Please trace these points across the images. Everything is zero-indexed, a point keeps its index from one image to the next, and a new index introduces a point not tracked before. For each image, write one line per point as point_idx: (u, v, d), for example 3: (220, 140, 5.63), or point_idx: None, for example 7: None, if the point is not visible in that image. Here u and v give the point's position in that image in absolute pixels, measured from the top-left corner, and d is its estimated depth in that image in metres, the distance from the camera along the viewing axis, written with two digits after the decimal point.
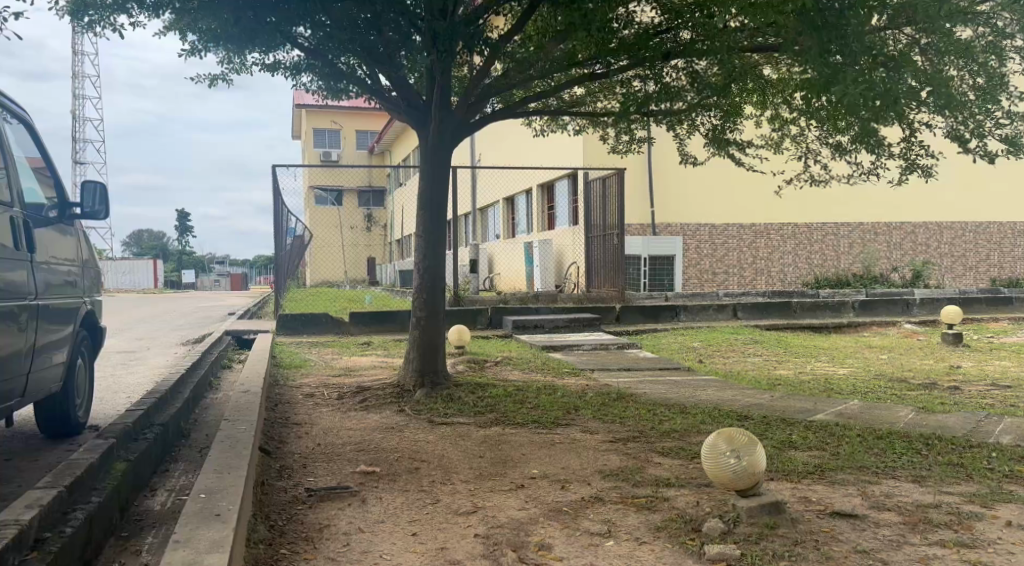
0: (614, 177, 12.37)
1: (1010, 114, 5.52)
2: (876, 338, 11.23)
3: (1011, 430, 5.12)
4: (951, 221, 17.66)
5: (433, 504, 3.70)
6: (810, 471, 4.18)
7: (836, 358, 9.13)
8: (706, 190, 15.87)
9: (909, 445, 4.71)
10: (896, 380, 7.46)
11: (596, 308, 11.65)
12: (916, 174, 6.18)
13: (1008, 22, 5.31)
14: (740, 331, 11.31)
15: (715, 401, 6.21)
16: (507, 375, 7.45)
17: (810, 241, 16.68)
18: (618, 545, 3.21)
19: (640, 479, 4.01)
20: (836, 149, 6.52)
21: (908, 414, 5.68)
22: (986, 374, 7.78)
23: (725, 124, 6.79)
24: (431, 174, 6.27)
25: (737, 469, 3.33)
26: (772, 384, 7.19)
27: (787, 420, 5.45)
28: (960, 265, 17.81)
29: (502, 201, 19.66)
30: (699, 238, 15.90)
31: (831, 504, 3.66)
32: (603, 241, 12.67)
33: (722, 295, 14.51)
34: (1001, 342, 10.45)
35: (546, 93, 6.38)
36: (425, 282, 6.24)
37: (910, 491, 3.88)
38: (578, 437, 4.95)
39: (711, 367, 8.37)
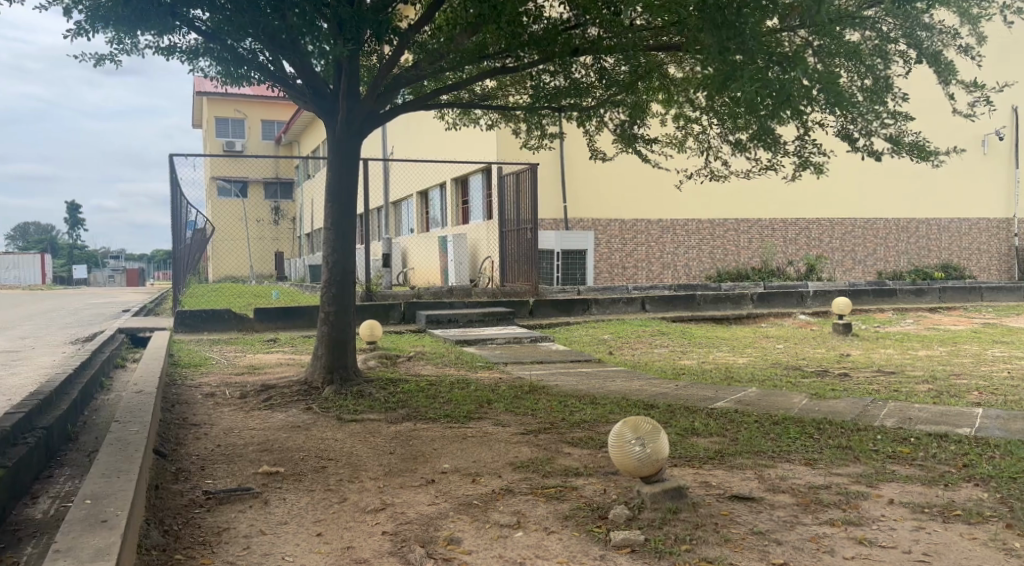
0: (527, 172, 12.43)
1: (894, 114, 5.84)
2: (773, 328, 11.72)
3: (893, 413, 5.44)
4: (843, 218, 18.63)
5: (339, 503, 3.62)
6: (710, 457, 4.32)
7: (736, 348, 9.50)
8: (617, 186, 16.15)
9: (802, 430, 4.94)
10: (791, 368, 7.81)
11: (510, 302, 11.67)
12: (808, 171, 6.45)
13: (891, 27, 5.70)
14: (647, 324, 11.54)
15: (624, 391, 6.34)
16: (419, 370, 7.38)
17: (713, 236, 17.27)
18: (526, 535, 3.22)
19: (550, 469, 4.04)
20: (737, 146, 6.70)
21: (802, 400, 5.96)
22: (873, 361, 8.25)
23: (633, 122, 6.90)
24: (338, 167, 6.12)
25: (641, 456, 3.40)
26: (678, 374, 7.41)
27: (691, 408, 5.61)
28: (850, 258, 18.78)
29: (415, 195, 19.44)
30: (610, 232, 16.20)
31: (730, 488, 3.79)
32: (518, 235, 12.72)
33: (631, 289, 14.86)
34: (885, 331, 11.09)
35: (457, 85, 6.31)
36: (334, 275, 6.10)
37: (804, 473, 4.06)
38: (490, 430, 4.95)
39: (621, 358, 8.54)
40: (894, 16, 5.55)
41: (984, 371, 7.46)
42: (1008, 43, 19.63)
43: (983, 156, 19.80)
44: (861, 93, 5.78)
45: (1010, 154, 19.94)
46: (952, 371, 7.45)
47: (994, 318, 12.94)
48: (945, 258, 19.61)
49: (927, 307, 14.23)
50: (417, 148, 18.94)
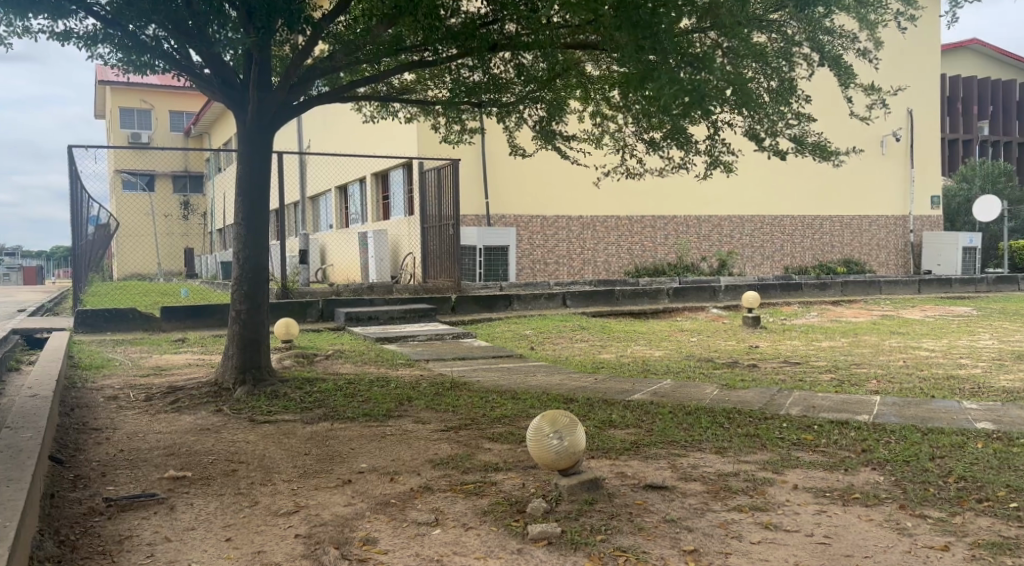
0: (449, 167, 12.37)
1: (798, 114, 6.09)
2: (688, 322, 12.05)
3: (798, 402, 5.68)
4: (753, 214, 19.30)
5: (251, 506, 3.51)
6: (626, 447, 4.40)
7: (653, 341, 9.72)
8: (538, 182, 16.26)
9: (714, 419, 5.09)
10: (704, 360, 8.05)
11: (432, 299, 11.58)
12: (719, 169, 6.62)
13: (795, 31, 5.92)
14: (568, 319, 11.67)
15: (544, 386, 6.38)
16: (337, 368, 7.25)
17: (632, 232, 17.60)
18: (444, 532, 3.20)
19: (470, 465, 4.04)
20: (651, 144, 6.83)
21: (713, 390, 6.15)
22: (780, 352, 8.59)
23: (551, 118, 6.95)
24: (249, 160, 5.93)
25: (559, 450, 3.43)
26: (597, 368, 7.52)
27: (609, 401, 5.70)
28: (759, 254, 19.48)
29: (334, 190, 19.07)
30: (532, 228, 16.33)
31: (644, 478, 3.88)
32: (440, 230, 12.65)
33: (553, 285, 15.01)
34: (791, 323, 11.56)
35: (373, 78, 6.19)
36: (246, 273, 5.91)
37: (714, 462, 4.19)
38: (409, 428, 4.90)
39: (542, 353, 8.60)
40: (797, 19, 5.75)
41: (882, 360, 7.87)
42: (903, 50, 20.76)
43: (882, 157, 20.86)
44: (767, 94, 6.00)
45: (906, 155, 21.10)
46: (851, 361, 7.82)
47: (891, 310, 13.67)
48: (848, 253, 20.59)
49: (830, 300, 14.91)
50: (335, 141, 18.58)
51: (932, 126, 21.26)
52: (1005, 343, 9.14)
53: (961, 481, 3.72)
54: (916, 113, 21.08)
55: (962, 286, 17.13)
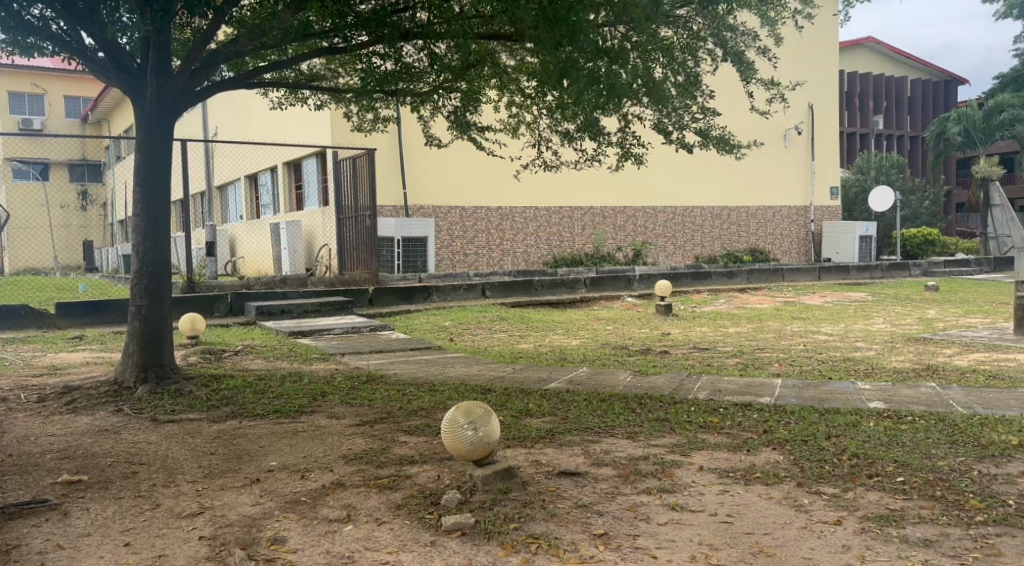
0: (364, 157, 12.16)
1: (703, 109, 6.28)
2: (605, 311, 12.29)
3: (706, 386, 5.87)
4: (665, 205, 19.80)
5: (152, 509, 3.39)
6: (542, 436, 4.45)
7: (570, 330, 9.86)
8: (455, 172, 16.20)
9: (625, 405, 5.21)
10: (619, 348, 8.21)
11: (348, 290, 11.38)
12: (631, 161, 6.73)
13: (701, 27, 6.10)
14: (487, 310, 11.69)
15: (461, 377, 6.38)
16: (247, 364, 7.05)
17: (550, 223, 17.77)
18: (356, 528, 3.16)
19: (384, 459, 3.99)
20: (565, 136, 6.87)
21: (627, 377, 6.31)
22: (690, 338, 8.86)
23: (466, 108, 6.90)
24: (148, 149, 5.67)
25: (474, 440, 3.44)
26: (515, 358, 7.56)
27: (526, 391, 5.75)
28: (672, 244, 19.98)
29: (243, 180, 18.47)
30: (451, 219, 16.27)
31: (558, 465, 3.93)
32: (356, 222, 12.46)
33: (472, 276, 15.02)
34: (701, 311, 11.95)
35: (280, 64, 6.00)
36: (147, 267, 5.66)
37: (625, 446, 4.28)
38: (322, 424, 4.81)
39: (460, 345, 8.59)
40: (702, 15, 5.95)
41: (784, 345, 8.22)
42: (803, 48, 21.65)
43: (785, 149, 21.75)
44: (673, 88, 6.12)
45: (807, 147, 22.06)
46: (756, 346, 8.14)
47: (793, 296, 14.31)
48: (754, 243, 21.40)
49: (737, 287, 15.47)
50: (244, 129, 17.99)
51: (830, 121, 22.30)
52: (896, 326, 9.73)
53: (853, 458, 3.92)
54: (817, 107, 22.05)
55: (858, 273, 18.05)
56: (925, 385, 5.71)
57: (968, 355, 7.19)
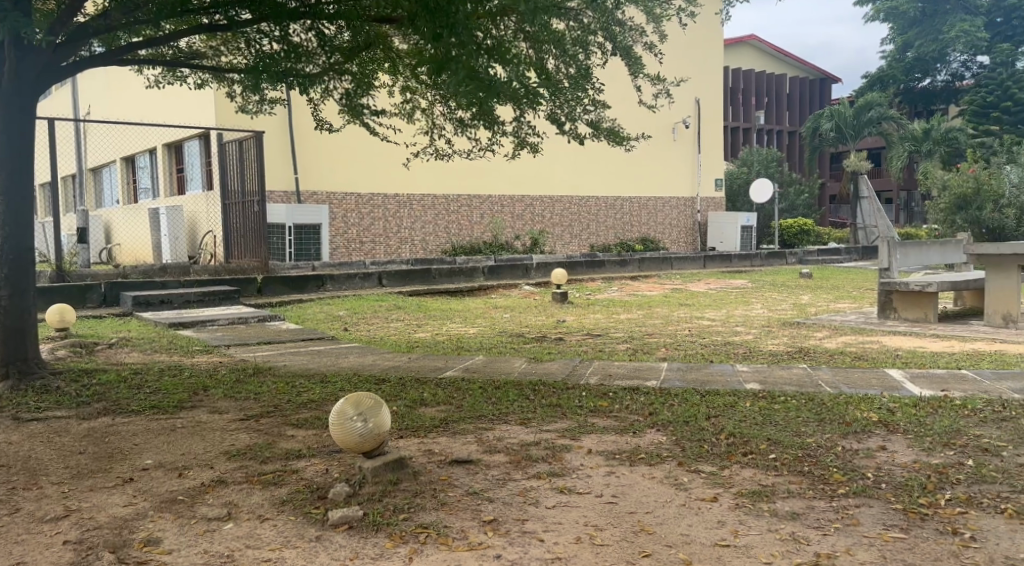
0: (251, 140, 11.73)
1: (594, 101, 6.35)
2: (501, 299, 12.36)
3: (597, 370, 6.02)
4: (561, 194, 20.08)
5: (11, 514, 3.16)
6: (435, 425, 4.43)
7: (467, 318, 9.88)
8: (349, 157, 15.87)
9: (519, 392, 5.27)
10: (515, 335, 8.29)
11: (235, 279, 10.95)
12: (525, 150, 6.74)
13: (591, 21, 6.16)
14: (383, 298, 11.55)
15: (355, 366, 6.27)
16: (123, 358, 6.68)
17: (447, 210, 17.70)
18: (237, 526, 3.06)
19: (269, 454, 3.87)
20: (460, 125, 6.82)
21: (522, 364, 6.37)
22: (584, 325, 9.06)
23: (357, 92, 6.74)
24: (5, 127, 5.25)
25: (364, 432, 3.37)
26: (412, 347, 7.50)
27: (421, 380, 5.70)
28: (568, 233, 20.33)
29: (119, 161, 17.42)
30: (345, 206, 15.93)
31: (450, 453, 3.92)
32: (242, 207, 12.00)
33: (368, 264, 14.80)
34: (594, 298, 12.20)
35: (156, 41, 5.67)
36: (7, 254, 5.24)
37: (517, 433, 4.32)
38: (203, 419, 4.62)
39: (354, 334, 8.43)
40: (592, 9, 5.99)
41: (671, 330, 8.52)
42: (690, 43, 22.41)
43: (673, 142, 22.49)
44: (565, 80, 6.16)
45: (693, 141, 22.93)
46: (646, 331, 8.42)
47: (680, 283, 14.84)
48: (645, 232, 22.06)
49: (628, 275, 15.90)
50: (118, 109, 16.96)
51: (715, 115, 23.24)
52: (773, 311, 10.28)
53: (731, 437, 4.10)
54: (703, 101, 22.87)
55: (740, 262, 18.93)
56: (798, 366, 6.06)
57: (837, 337, 7.70)
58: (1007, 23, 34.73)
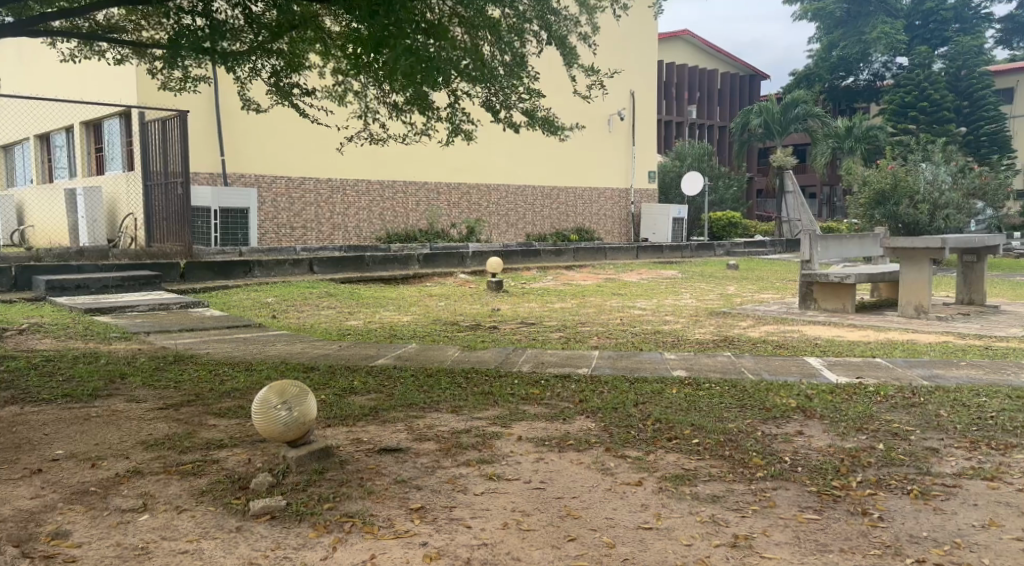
0: (175, 120, 11.32)
1: (529, 90, 6.35)
2: (436, 287, 12.29)
3: (530, 359, 6.05)
4: (497, 183, 20.07)
5: None
6: (364, 414, 4.37)
7: (401, 306, 9.80)
8: (279, 140, 15.51)
9: (452, 380, 5.26)
10: (449, 324, 8.27)
11: (157, 264, 10.57)
12: (460, 137, 6.69)
13: (527, 9, 6.13)
14: (314, 285, 11.34)
15: (283, 355, 6.14)
16: (34, 344, 6.37)
17: (382, 196, 17.48)
18: (152, 518, 2.96)
19: (190, 444, 3.76)
20: (393, 109, 6.71)
21: (455, 352, 6.36)
22: (518, 314, 9.09)
23: (286, 72, 6.57)
24: None
25: (288, 421, 3.31)
26: (343, 335, 7.39)
27: (351, 368, 5.63)
28: (504, 222, 20.35)
29: (32, 139, 16.59)
30: (275, 190, 15.56)
31: (379, 442, 3.88)
32: (164, 189, 11.59)
33: (299, 250, 14.51)
34: (530, 287, 12.23)
35: (69, 12, 5.40)
36: None
37: (448, 421, 4.31)
38: (120, 408, 4.45)
39: (283, 322, 8.25)
40: None
41: (603, 319, 8.62)
42: (626, 36, 22.67)
43: (608, 133, 22.74)
44: (500, 68, 6.14)
45: (627, 133, 23.24)
46: (579, 320, 8.50)
47: (614, 274, 15.03)
48: (580, 223, 22.26)
49: (563, 265, 16.01)
50: (32, 83, 16.14)
51: (649, 107, 23.61)
52: (701, 301, 10.52)
53: (657, 423, 4.18)
54: (637, 93, 23.20)
55: (672, 252, 19.30)
56: (722, 354, 6.22)
57: (761, 327, 7.93)
58: (924, 26, 36.30)
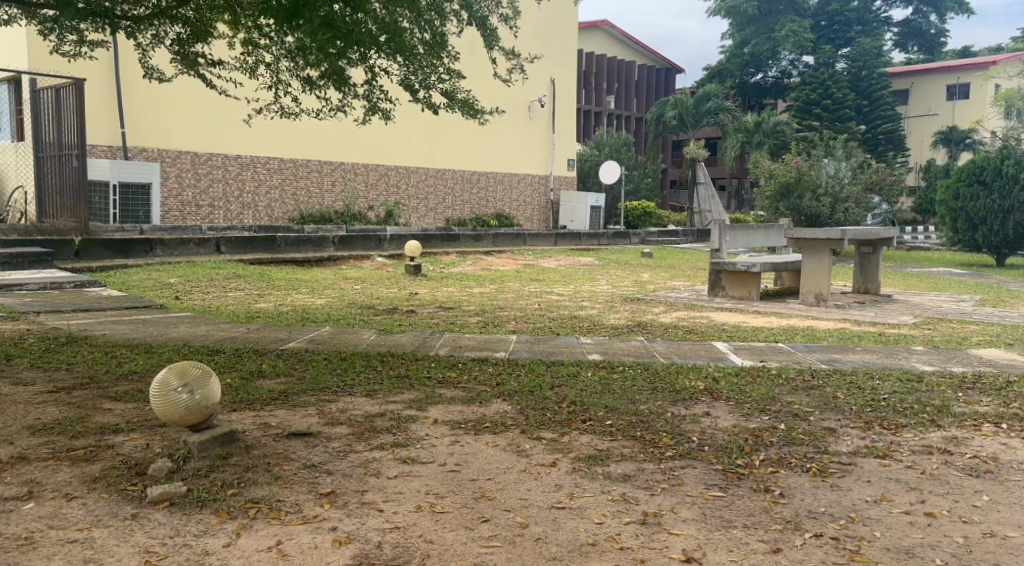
0: (70, 88, 10.66)
1: (449, 69, 6.24)
2: (351, 269, 12.07)
3: (447, 342, 6.01)
4: (417, 166, 19.82)
5: None
6: (273, 398, 4.23)
7: (315, 289, 9.57)
8: (185, 114, 14.88)
9: (366, 363, 5.16)
10: (365, 307, 8.14)
11: (49, 241, 9.97)
12: (377, 116, 6.52)
13: None
14: (222, 266, 10.94)
15: (187, 337, 5.90)
16: None
17: (295, 176, 17.02)
18: (38, 506, 2.79)
19: (82, 429, 3.55)
20: (307, 83, 6.47)
21: (370, 335, 6.25)
22: (436, 298, 9.01)
23: (193, 39, 6.24)
24: None
25: (189, 405, 3.17)
26: (251, 317, 7.16)
27: (259, 351, 5.45)
28: (423, 206, 20.15)
29: None
30: (181, 166, 14.93)
31: (288, 426, 3.77)
32: (57, 161, 10.92)
33: (205, 230, 14.01)
34: (448, 272, 12.15)
35: None
36: None
37: (360, 404, 4.22)
38: (5, 392, 4.16)
39: (188, 303, 7.93)
40: None
41: (521, 304, 8.65)
42: (547, 22, 22.72)
43: (528, 119, 22.79)
44: (419, 47, 6.02)
45: (547, 119, 23.39)
46: (497, 305, 8.49)
47: (532, 259, 15.11)
48: (499, 208, 22.28)
49: (482, 250, 15.99)
50: None
51: (568, 95, 23.79)
52: (616, 287, 10.69)
53: (572, 405, 4.22)
54: (557, 81, 23.36)
55: (589, 239, 19.56)
56: (635, 338, 6.34)
57: (672, 313, 8.12)
58: (829, 26, 37.88)
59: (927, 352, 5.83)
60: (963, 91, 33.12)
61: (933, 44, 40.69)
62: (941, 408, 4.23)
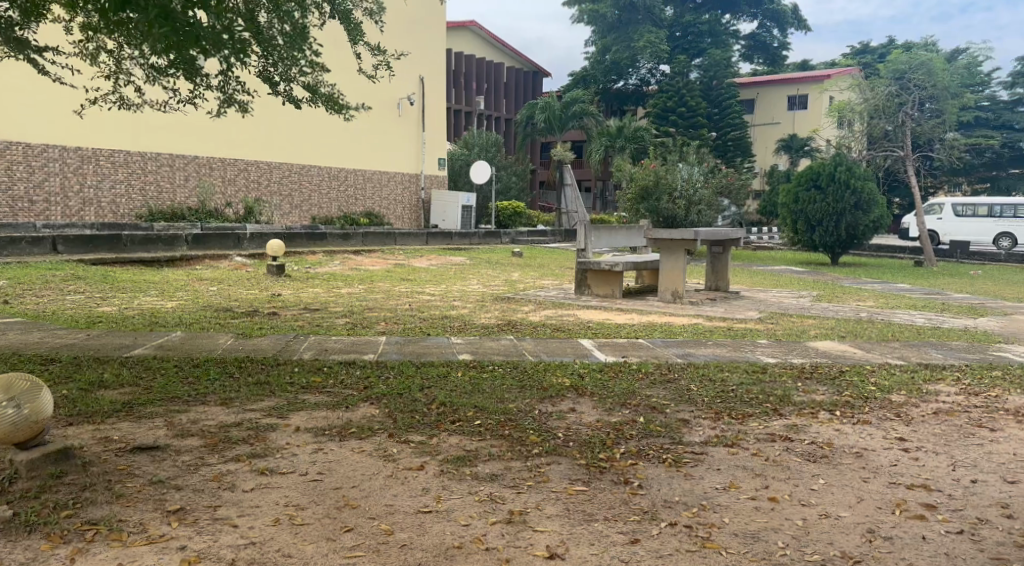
0: None
1: (310, 62, 6.03)
2: (207, 270, 11.45)
3: (311, 346, 5.82)
4: (279, 161, 19.14)
5: None
6: (117, 410, 3.93)
7: (166, 291, 9.00)
8: (14, 101, 13.66)
9: (222, 370, 4.90)
10: (222, 309, 7.75)
11: None
12: (234, 108, 6.23)
13: None
14: (58, 267, 10.10)
15: (16, 346, 5.38)
16: None
17: (144, 170, 16.01)
18: None
19: None
20: (155, 73, 6.08)
21: (226, 340, 5.93)
22: (300, 300, 8.71)
23: (20, 20, 5.69)
24: None
25: (16, 421, 2.89)
26: (93, 322, 6.64)
27: (100, 359, 5.05)
28: (286, 203, 19.48)
29: None
30: (10, 157, 13.69)
31: (133, 440, 3.51)
32: None
33: (39, 227, 12.91)
34: (313, 272, 11.78)
35: None
36: None
37: (215, 414, 4.00)
38: None
39: (19, 308, 7.26)
40: None
41: (391, 304, 8.51)
42: (415, 19, 22.52)
43: (396, 116, 22.51)
44: (279, 38, 5.78)
45: (417, 118, 23.24)
46: (365, 306, 8.32)
47: (402, 259, 14.93)
48: (368, 207, 21.88)
49: (350, 249, 15.62)
50: None
51: (436, 93, 23.70)
52: (485, 287, 10.74)
53: (440, 406, 4.18)
54: (425, 79, 23.24)
55: (459, 238, 19.58)
56: (504, 337, 6.39)
57: (540, 312, 8.25)
58: (683, 37, 39.79)
59: (773, 345, 6.23)
60: (801, 101, 35.64)
61: (775, 58, 43.69)
62: (783, 397, 4.53)
